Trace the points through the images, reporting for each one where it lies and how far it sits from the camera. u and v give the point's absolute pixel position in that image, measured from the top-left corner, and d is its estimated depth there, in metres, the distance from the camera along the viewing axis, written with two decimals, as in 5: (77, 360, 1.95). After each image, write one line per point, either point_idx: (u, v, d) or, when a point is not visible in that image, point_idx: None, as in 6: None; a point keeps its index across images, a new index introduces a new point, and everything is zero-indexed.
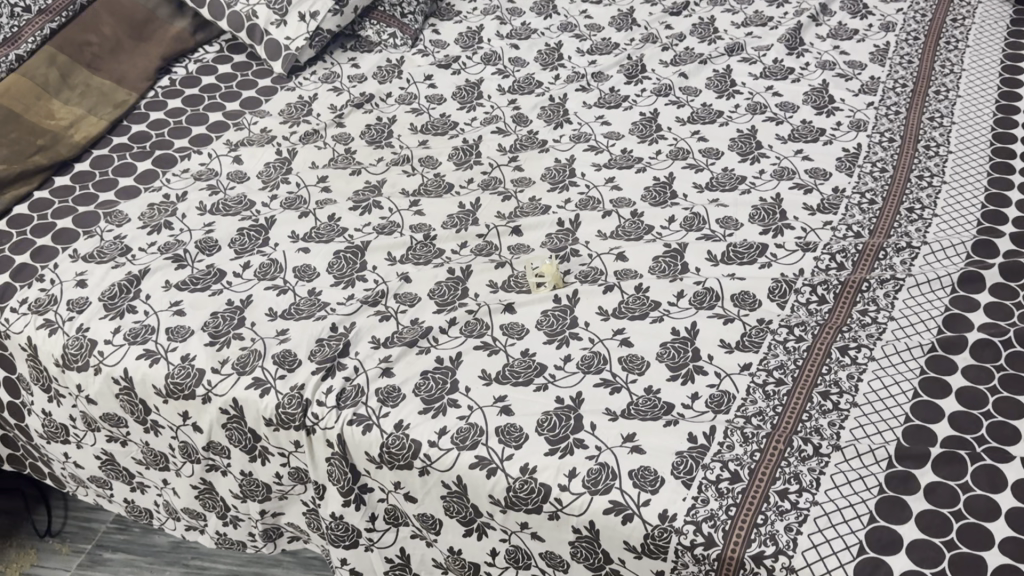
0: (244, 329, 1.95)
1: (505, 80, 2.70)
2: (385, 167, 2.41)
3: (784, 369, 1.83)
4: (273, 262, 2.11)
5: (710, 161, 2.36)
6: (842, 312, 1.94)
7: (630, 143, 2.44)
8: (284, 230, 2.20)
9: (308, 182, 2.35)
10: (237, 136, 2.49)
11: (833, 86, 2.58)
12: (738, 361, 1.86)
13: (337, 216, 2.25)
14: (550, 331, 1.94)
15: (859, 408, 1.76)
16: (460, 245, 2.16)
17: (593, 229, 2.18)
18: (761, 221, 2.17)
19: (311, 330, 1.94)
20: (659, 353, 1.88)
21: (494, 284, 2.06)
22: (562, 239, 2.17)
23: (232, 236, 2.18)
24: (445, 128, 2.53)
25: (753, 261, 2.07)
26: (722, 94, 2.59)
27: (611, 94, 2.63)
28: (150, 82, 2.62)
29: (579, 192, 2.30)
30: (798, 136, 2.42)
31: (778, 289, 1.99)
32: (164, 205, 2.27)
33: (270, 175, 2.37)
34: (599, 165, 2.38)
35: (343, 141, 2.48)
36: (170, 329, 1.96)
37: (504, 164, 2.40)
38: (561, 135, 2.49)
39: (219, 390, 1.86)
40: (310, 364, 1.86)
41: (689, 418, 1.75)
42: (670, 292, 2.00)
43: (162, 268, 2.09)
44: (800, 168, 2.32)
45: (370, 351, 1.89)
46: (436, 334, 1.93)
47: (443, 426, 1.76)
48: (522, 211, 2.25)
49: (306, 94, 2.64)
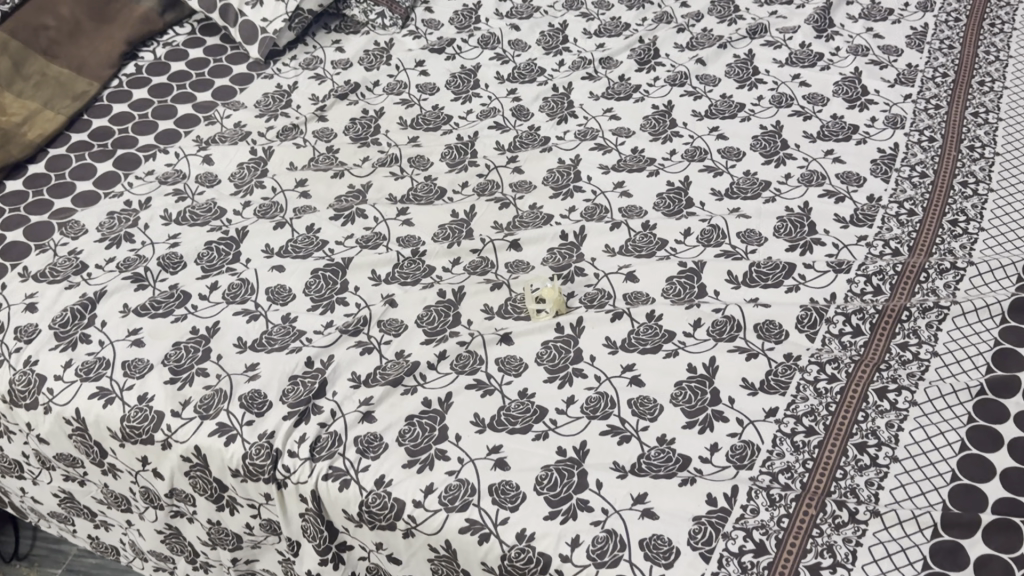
0: (209, 362, 1.75)
1: (504, 67, 2.46)
2: (371, 168, 2.18)
3: (814, 416, 1.63)
4: (244, 281, 1.90)
5: (730, 163, 2.13)
6: (879, 346, 1.73)
7: (642, 141, 2.21)
8: (257, 244, 1.99)
9: (285, 187, 2.13)
10: (208, 132, 2.27)
11: (866, 75, 2.33)
12: (763, 405, 1.65)
13: (316, 227, 2.03)
14: (551, 367, 1.73)
15: (899, 464, 1.56)
16: (452, 262, 1.95)
17: (600, 244, 1.97)
18: (787, 234, 1.95)
19: (283, 364, 1.73)
20: (674, 395, 1.67)
21: (489, 309, 1.85)
22: (566, 255, 1.95)
23: (199, 251, 1.97)
24: (438, 122, 2.30)
25: (779, 283, 1.85)
26: (743, 83, 2.35)
27: (621, 83, 2.39)
28: (113, 69, 2.39)
29: (584, 200, 2.08)
30: (828, 134, 2.19)
31: (807, 318, 1.77)
32: (125, 214, 2.06)
33: (244, 178, 2.15)
34: (607, 167, 2.15)
35: (324, 138, 2.25)
36: (127, 363, 1.76)
37: (502, 165, 2.18)
38: (565, 132, 2.26)
39: (180, 436, 1.66)
40: (281, 407, 1.66)
41: (708, 477, 1.55)
42: (686, 320, 1.79)
43: (120, 289, 1.89)
44: (831, 172, 2.09)
45: (349, 391, 1.69)
46: (423, 370, 1.72)
47: (430, 483, 1.56)
48: (521, 222, 2.03)
49: (285, 83, 2.41)
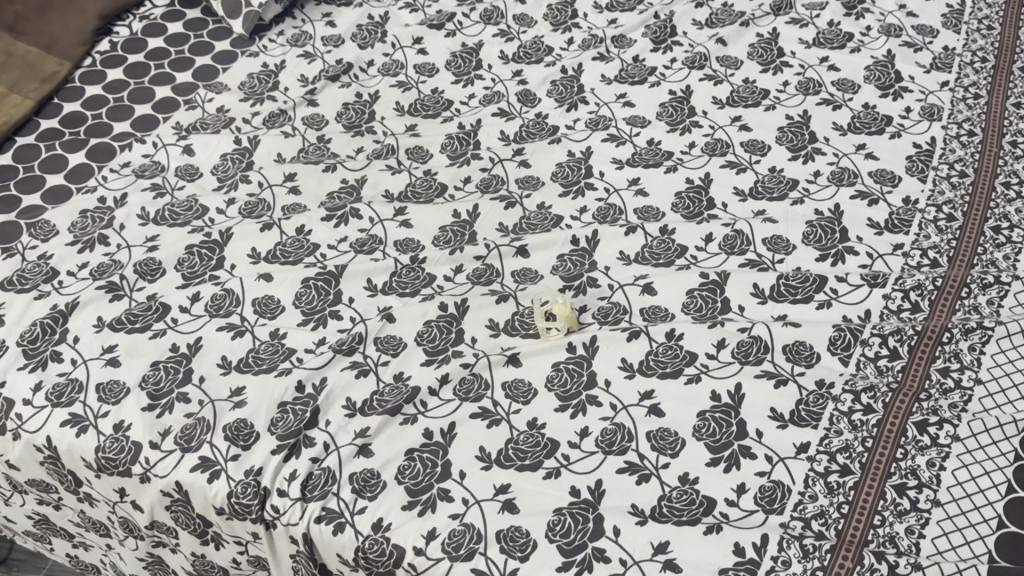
0: (191, 386, 1.61)
1: (509, 45, 2.28)
2: (365, 161, 2.02)
3: (849, 453, 1.50)
4: (228, 291, 1.75)
5: (754, 158, 1.98)
6: (919, 373, 1.59)
7: (658, 132, 2.05)
8: (242, 248, 1.84)
9: (273, 182, 1.97)
10: (188, 119, 2.10)
11: (899, 59, 2.17)
12: (794, 440, 1.52)
13: (307, 229, 1.87)
14: (563, 393, 1.60)
15: (942, 509, 1.43)
16: (454, 270, 1.80)
17: (615, 251, 1.82)
18: (817, 242, 1.80)
19: (272, 390, 1.59)
20: (696, 428, 1.54)
21: (495, 325, 1.71)
22: (578, 263, 1.80)
23: (180, 256, 1.82)
24: (438, 109, 2.14)
25: (809, 298, 1.71)
26: (767, 66, 2.18)
27: (635, 65, 2.22)
28: (83, 48, 2.21)
29: (597, 199, 1.92)
30: (859, 126, 2.03)
31: (841, 339, 1.64)
32: (99, 212, 1.90)
33: (228, 172, 1.99)
34: (621, 162, 1.99)
35: (314, 125, 2.09)
36: (102, 386, 1.62)
37: (507, 158, 2.02)
38: (575, 120, 2.10)
39: (159, 469, 1.53)
40: (269, 439, 1.52)
41: (735, 523, 1.42)
42: (709, 341, 1.65)
43: (94, 300, 1.74)
44: (863, 170, 1.93)
45: (343, 421, 1.55)
46: (424, 397, 1.59)
47: (432, 528, 1.42)
48: (528, 224, 1.88)
49: (272, 62, 2.23)
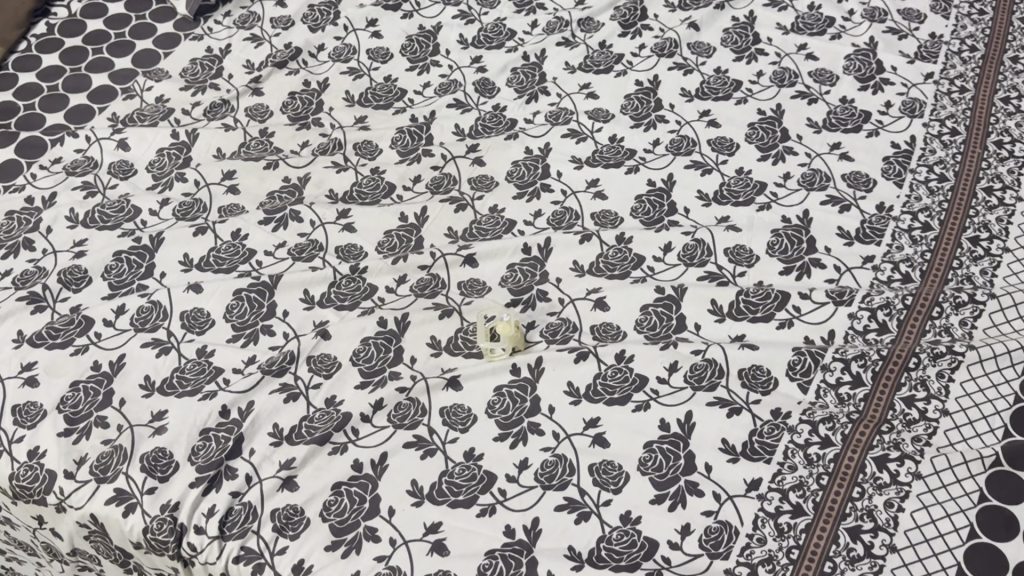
0: (110, 410, 1.52)
1: (469, 27, 2.15)
2: (310, 156, 1.91)
3: (803, 491, 1.41)
4: (155, 304, 1.65)
5: (721, 158, 1.86)
6: (881, 402, 1.50)
7: (622, 128, 1.93)
8: (174, 255, 1.74)
9: (210, 180, 1.86)
10: (125, 109, 1.98)
11: (881, 47, 2.03)
12: (745, 475, 1.43)
13: (243, 233, 1.77)
14: (503, 420, 1.50)
15: (897, 554, 1.33)
16: (396, 280, 1.70)
17: (567, 261, 1.71)
18: (782, 253, 1.70)
19: (195, 415, 1.50)
20: (642, 461, 1.44)
21: (436, 343, 1.61)
22: (528, 274, 1.70)
23: (107, 263, 1.72)
24: (390, 99, 2.02)
25: (770, 316, 1.60)
26: (741, 54, 2.05)
27: (602, 51, 2.09)
28: (19, 31, 2.09)
29: (552, 202, 1.81)
30: (836, 122, 1.90)
31: (801, 364, 1.54)
32: (25, 214, 1.79)
33: (164, 169, 1.88)
34: (580, 161, 1.88)
35: (258, 117, 1.97)
36: (17, 409, 1.53)
37: (461, 155, 1.90)
38: (535, 113, 1.98)
39: (74, 501, 1.44)
40: (189, 471, 1.44)
41: (677, 569, 1.33)
42: (661, 363, 1.55)
43: (14, 312, 1.65)
44: (836, 173, 1.82)
45: (268, 451, 1.46)
46: (356, 423, 1.50)
47: (356, 571, 1.34)
48: (478, 229, 1.78)
49: (217, 46, 2.11)
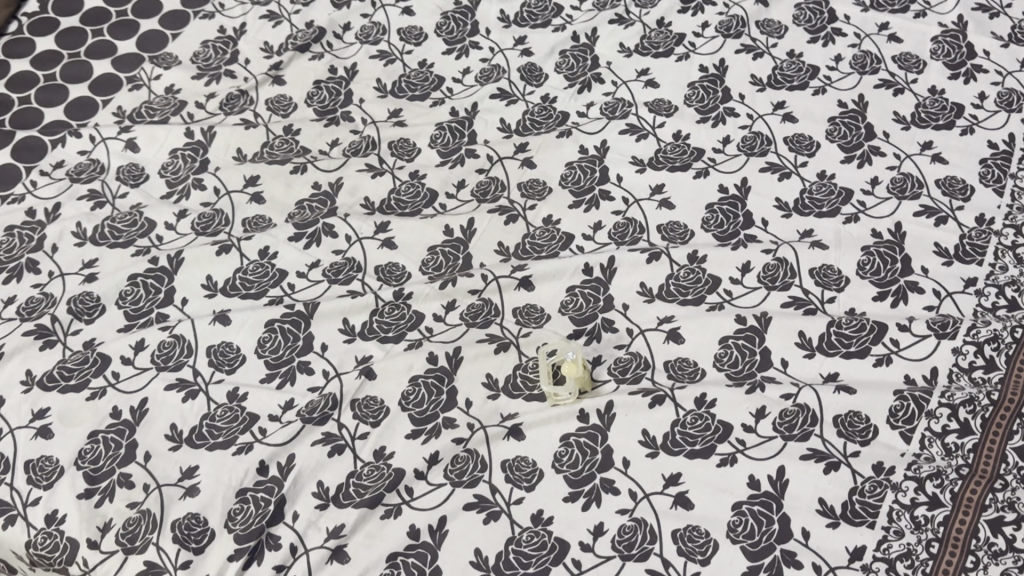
0: (134, 466, 1.37)
1: (510, 2, 1.94)
2: (341, 158, 1.72)
3: (912, 561, 1.27)
4: (178, 338, 1.49)
5: (800, 159, 1.67)
6: (992, 453, 1.34)
7: (687, 123, 1.73)
8: (196, 278, 1.56)
9: (232, 187, 1.67)
10: (132, 102, 1.79)
11: (972, 27, 1.82)
12: (847, 543, 1.28)
13: (272, 251, 1.59)
14: (573, 476, 1.35)
15: None
16: (445, 307, 1.53)
17: (634, 282, 1.54)
18: (875, 275, 1.52)
19: (230, 473, 1.35)
20: (732, 526, 1.30)
21: (493, 383, 1.45)
22: (591, 299, 1.52)
23: (121, 288, 1.55)
24: (426, 88, 1.82)
25: (865, 352, 1.44)
26: (816, 34, 1.84)
27: (660, 30, 1.87)
28: (8, 11, 1.89)
29: (613, 212, 1.63)
30: (925, 117, 1.71)
31: (903, 409, 1.38)
32: (27, 229, 1.62)
33: (179, 174, 1.70)
34: (642, 162, 1.69)
35: (280, 111, 1.78)
36: (31, 465, 1.38)
37: (509, 156, 1.71)
38: (588, 105, 1.78)
39: (100, 573, 1.30)
40: (226, 540, 1.29)
41: None
42: (746, 408, 1.39)
43: (22, 348, 1.48)
44: (929, 177, 1.63)
45: (314, 516, 1.32)
46: (410, 482, 1.34)
47: None
48: (532, 245, 1.60)
49: (230, 25, 1.89)
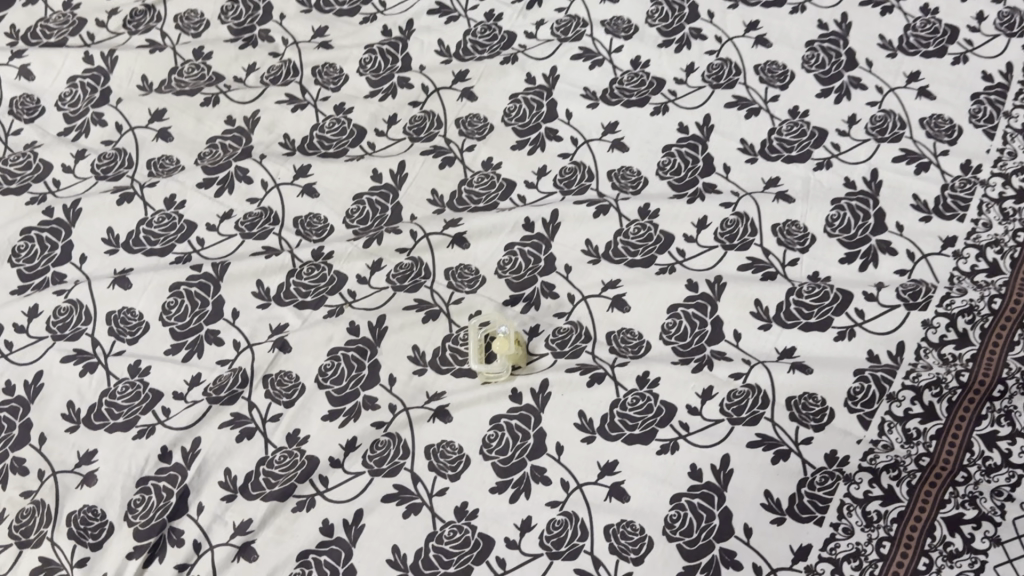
0: (28, 449, 1.27)
1: None
2: (258, 86, 1.56)
3: (859, 563, 1.16)
4: (75, 304, 1.36)
5: (772, 92, 1.50)
6: (956, 442, 1.21)
7: (647, 47, 1.54)
8: (96, 232, 1.43)
9: (136, 122, 1.52)
10: (26, 20, 1.63)
11: None
12: (793, 542, 1.18)
13: (179, 199, 1.45)
14: (501, 464, 1.25)
15: None
16: (370, 266, 1.39)
17: (578, 240, 1.39)
18: (844, 233, 1.38)
19: (130, 459, 1.25)
20: (669, 521, 1.20)
21: (419, 356, 1.33)
22: (531, 259, 1.39)
23: (15, 243, 1.42)
24: (356, 3, 1.63)
25: (826, 324, 1.31)
26: None
27: None
28: None
29: (560, 154, 1.47)
30: (914, 42, 1.51)
31: (863, 392, 1.26)
32: None
33: (77, 107, 1.54)
34: (594, 94, 1.51)
35: (190, 29, 1.61)
36: None
37: (446, 86, 1.54)
38: (538, 23, 1.59)
39: None
40: (125, 535, 1.20)
41: None
42: (691, 388, 1.28)
43: None
44: (913, 116, 1.45)
45: (219, 508, 1.22)
46: (324, 470, 1.25)
47: None
48: (469, 193, 1.45)
49: None
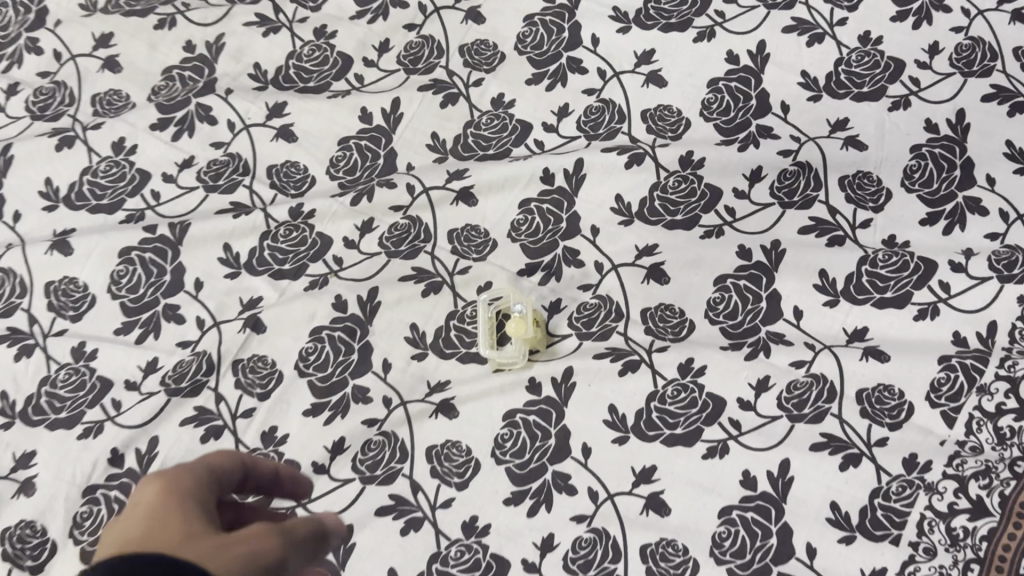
0: None
1: None
2: (222, 5, 1.30)
3: None
4: (7, 273, 1.15)
5: (838, 15, 1.22)
6: None
7: None
8: (32, 184, 1.20)
9: (78, 50, 1.28)
10: None
11: None
12: (866, 565, 0.97)
13: (129, 144, 1.22)
14: (517, 470, 1.05)
15: None
16: (359, 228, 1.16)
17: (607, 195, 1.17)
18: (926, 187, 1.14)
19: (75, 463, 1.05)
20: (719, 541, 1.00)
21: (419, 338, 1.11)
22: (550, 220, 1.17)
23: None
24: None
25: (903, 300, 1.09)
26: None
27: None
28: None
29: (584, 90, 1.23)
30: None
31: (949, 382, 1.04)
32: None
33: (8, 31, 1.29)
34: (624, 15, 1.25)
35: None
36: None
37: (448, 5, 1.28)
38: None
39: None
40: (71, 556, 1.00)
41: None
42: (744, 379, 1.07)
43: None
44: (1007, 45, 1.17)
45: None
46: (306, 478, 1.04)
47: None
48: (476, 138, 1.22)
49: None
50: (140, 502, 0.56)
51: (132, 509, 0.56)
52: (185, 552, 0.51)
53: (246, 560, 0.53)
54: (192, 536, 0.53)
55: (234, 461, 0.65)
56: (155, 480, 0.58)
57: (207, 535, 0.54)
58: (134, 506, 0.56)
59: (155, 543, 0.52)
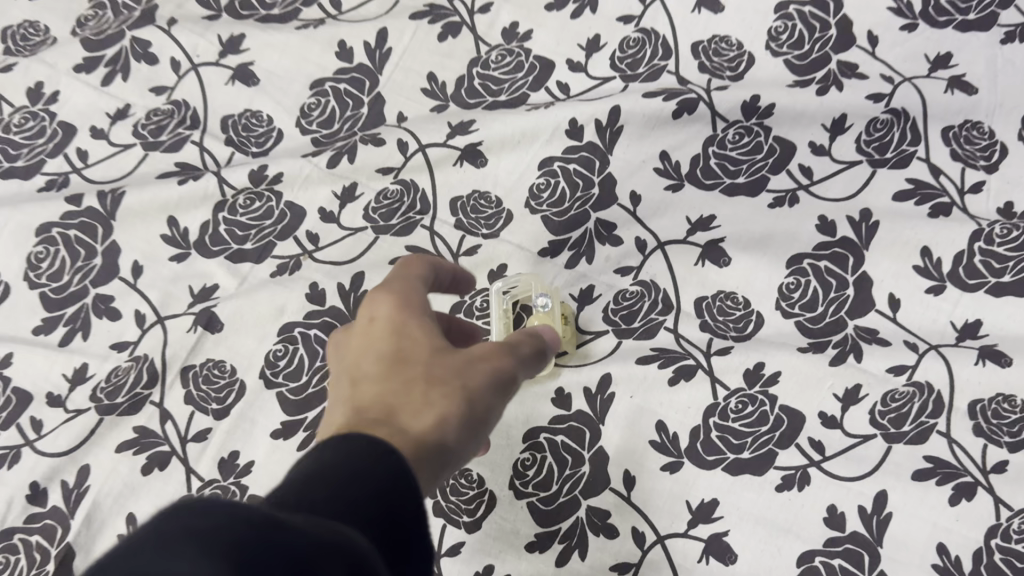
0: None
1: None
2: None
3: None
4: None
5: None
6: None
7: None
8: None
9: None
10: None
11: None
12: None
13: (50, 90, 0.98)
14: (542, 506, 0.84)
15: None
16: (339, 195, 0.93)
17: (650, 152, 0.94)
18: None
19: None
20: None
21: None
22: (579, 184, 0.94)
23: None
24: None
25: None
26: None
27: None
28: None
29: (619, 16, 0.98)
30: None
31: None
32: None
33: None
34: None
35: None
36: None
37: None
38: None
39: None
40: None
41: None
42: (828, 388, 0.84)
43: None
44: None
45: None
46: None
47: None
48: (483, 80, 0.98)
49: None
50: (381, 352, 0.63)
51: (370, 319, 0.65)
52: (421, 407, 0.59)
53: (473, 393, 0.61)
54: (428, 380, 0.61)
55: (430, 266, 0.71)
56: (384, 296, 0.65)
57: (446, 348, 0.63)
58: (371, 318, 0.65)
59: (391, 411, 0.59)
